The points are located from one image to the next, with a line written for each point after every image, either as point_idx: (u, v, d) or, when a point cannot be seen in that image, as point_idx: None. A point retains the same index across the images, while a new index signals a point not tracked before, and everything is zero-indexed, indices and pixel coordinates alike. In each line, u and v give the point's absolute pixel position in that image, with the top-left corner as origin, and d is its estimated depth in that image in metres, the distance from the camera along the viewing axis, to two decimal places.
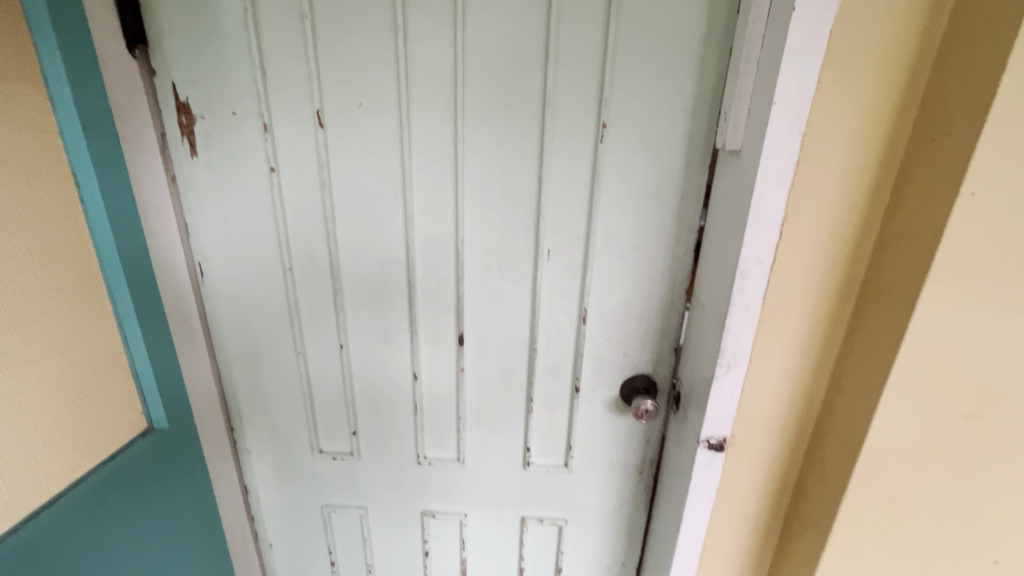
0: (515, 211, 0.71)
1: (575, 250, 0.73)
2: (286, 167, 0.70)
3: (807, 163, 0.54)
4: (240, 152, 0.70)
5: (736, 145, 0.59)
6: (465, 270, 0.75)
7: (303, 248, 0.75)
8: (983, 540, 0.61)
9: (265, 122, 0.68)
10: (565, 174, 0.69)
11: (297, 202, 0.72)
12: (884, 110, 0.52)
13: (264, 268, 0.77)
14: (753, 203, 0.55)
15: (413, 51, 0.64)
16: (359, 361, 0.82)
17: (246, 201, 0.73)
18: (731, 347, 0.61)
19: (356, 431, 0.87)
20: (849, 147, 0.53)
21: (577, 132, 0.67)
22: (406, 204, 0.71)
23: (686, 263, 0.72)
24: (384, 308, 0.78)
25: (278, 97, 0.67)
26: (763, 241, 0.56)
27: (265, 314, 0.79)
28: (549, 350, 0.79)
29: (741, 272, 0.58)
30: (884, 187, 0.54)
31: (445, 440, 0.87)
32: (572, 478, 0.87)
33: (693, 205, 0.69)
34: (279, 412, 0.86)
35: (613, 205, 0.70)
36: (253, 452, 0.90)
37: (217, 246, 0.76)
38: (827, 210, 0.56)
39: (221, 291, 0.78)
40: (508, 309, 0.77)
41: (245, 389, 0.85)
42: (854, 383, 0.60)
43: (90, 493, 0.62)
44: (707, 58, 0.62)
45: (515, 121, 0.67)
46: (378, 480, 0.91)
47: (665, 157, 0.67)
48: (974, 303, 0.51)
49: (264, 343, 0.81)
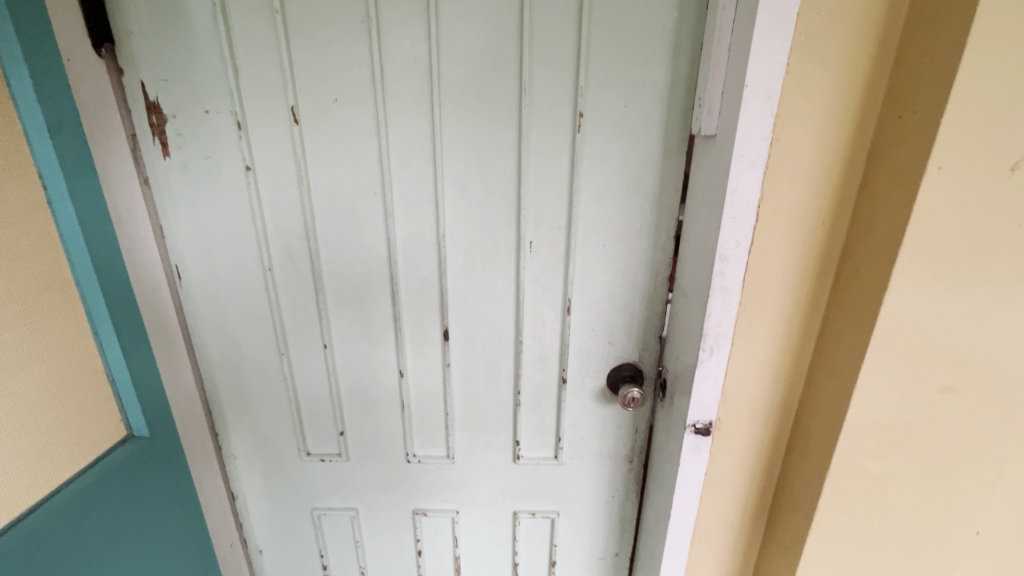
0: (496, 204, 0.71)
1: (557, 242, 0.73)
2: (262, 166, 0.70)
3: (780, 145, 0.55)
4: (214, 152, 0.69)
5: (711, 131, 0.59)
6: (448, 265, 0.74)
7: (283, 248, 0.74)
8: (965, 511, 0.63)
9: (239, 120, 0.67)
10: (544, 167, 0.69)
11: (275, 201, 0.71)
12: (852, 90, 0.52)
13: (243, 269, 0.75)
14: (729, 186, 0.55)
15: (387, 46, 0.64)
16: (344, 361, 0.81)
17: (222, 202, 0.72)
18: (714, 331, 0.62)
19: (343, 432, 0.86)
20: (819, 128, 0.54)
21: (554, 123, 0.67)
22: (386, 201, 0.71)
23: (667, 251, 0.73)
24: (367, 308, 0.77)
25: (251, 94, 0.66)
26: (741, 224, 0.57)
27: (247, 317, 0.78)
28: (535, 343, 0.79)
29: (720, 256, 0.58)
30: (855, 169, 0.55)
31: (434, 438, 0.86)
32: (562, 470, 0.87)
33: (672, 193, 0.69)
34: (264, 417, 0.85)
35: (593, 196, 0.70)
36: (238, 458, 0.88)
37: (194, 248, 0.74)
38: (801, 192, 0.57)
39: (199, 295, 0.77)
40: (493, 303, 0.77)
41: (228, 394, 0.83)
42: (833, 361, 0.61)
43: (71, 502, 0.60)
44: (680, 46, 0.63)
45: (493, 113, 0.67)
46: (367, 481, 0.90)
47: (643, 146, 0.68)
48: (945, 278, 0.52)
49: (246, 346, 0.80)
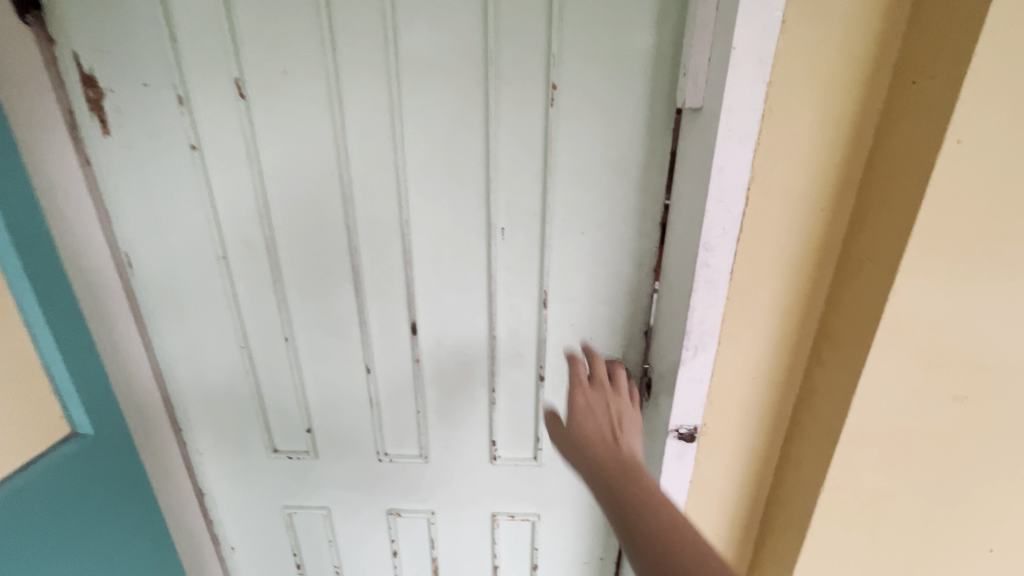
0: (463, 188, 0.65)
1: (531, 229, 0.67)
2: (209, 146, 0.64)
3: (773, 118, 0.48)
4: (158, 130, 0.64)
5: (697, 103, 0.52)
6: (414, 253, 0.69)
7: (237, 235, 0.69)
8: (977, 531, 0.56)
9: (180, 95, 0.61)
10: (515, 148, 0.63)
11: (226, 184, 0.66)
12: (859, 54, 0.45)
13: (197, 258, 0.71)
14: (714, 166, 0.49)
15: (337, 10, 0.57)
16: (308, 356, 0.76)
17: (171, 185, 0.67)
18: (698, 329, 0.56)
19: (311, 429, 0.82)
20: (819, 98, 0.47)
21: (525, 97, 0.60)
22: (344, 184, 0.65)
23: (652, 239, 0.66)
24: (330, 300, 0.72)
25: (192, 66, 0.60)
26: (728, 209, 0.50)
27: (204, 308, 0.74)
28: (510, 338, 0.73)
29: (705, 245, 0.52)
30: (860, 147, 0.48)
31: (407, 436, 0.82)
32: (542, 471, 0.82)
33: (657, 175, 0.63)
34: (229, 412, 0.81)
35: (569, 178, 0.64)
36: (204, 454, 0.85)
37: (143, 235, 0.69)
38: (797, 172, 0.50)
39: (153, 285, 0.72)
40: (464, 295, 0.71)
41: (190, 388, 0.80)
42: (831, 364, 0.54)
43: (3, 502, 0.56)
44: (665, 7, 0.56)
45: (457, 86, 0.60)
46: (339, 479, 0.86)
47: (624, 123, 0.61)
48: (963, 272, 0.45)
49: (205, 338, 0.76)
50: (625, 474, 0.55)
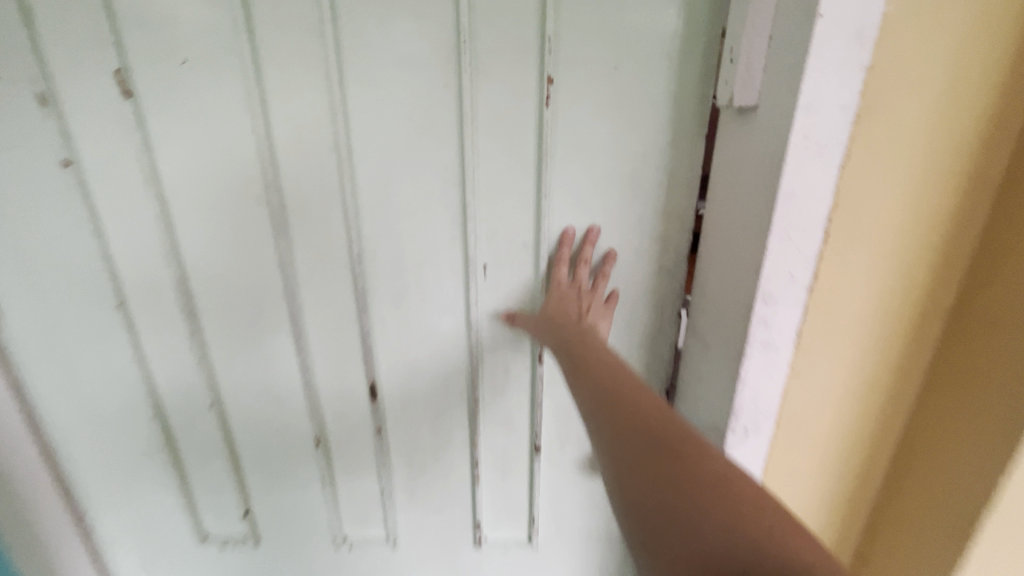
0: (432, 214, 0.50)
1: (522, 264, 0.52)
2: (91, 160, 0.48)
3: (874, 120, 0.34)
4: (17, 139, 0.47)
5: (746, 101, 0.38)
6: (371, 295, 0.53)
7: (139, 274, 0.53)
8: None
9: (44, 92, 0.45)
10: (499, 161, 0.48)
11: (116, 209, 0.50)
12: (999, 26, 0.32)
13: (87, 304, 0.54)
14: (781, 191, 0.35)
15: None
16: (241, 424, 0.60)
17: (42, 210, 0.50)
18: (751, 405, 0.42)
19: (249, 510, 0.65)
20: (940, 89, 0.34)
21: (513, 94, 0.45)
22: (274, 210, 0.50)
23: (675, 275, 0.52)
24: (264, 358, 0.56)
25: (57, 52, 0.44)
26: (799, 250, 0.37)
27: (103, 367, 0.57)
28: (496, 399, 0.58)
29: (763, 299, 0.38)
30: (993, 150, 0.35)
31: (370, 517, 0.65)
32: (538, 556, 0.67)
33: (682, 195, 0.49)
34: (143, 493, 0.64)
35: (570, 200, 0.49)
36: (114, 544, 0.67)
37: (12, 277, 0.53)
38: (903, 190, 0.36)
39: (31, 339, 0.56)
40: (438, 347, 0.56)
41: (90, 465, 0.62)
42: (943, 439, 0.42)
43: None
44: None
45: (419, 81, 0.45)
46: (287, 568, 0.69)
47: (640, 129, 0.47)
48: None
49: (107, 403, 0.59)
50: (573, 367, 0.40)
